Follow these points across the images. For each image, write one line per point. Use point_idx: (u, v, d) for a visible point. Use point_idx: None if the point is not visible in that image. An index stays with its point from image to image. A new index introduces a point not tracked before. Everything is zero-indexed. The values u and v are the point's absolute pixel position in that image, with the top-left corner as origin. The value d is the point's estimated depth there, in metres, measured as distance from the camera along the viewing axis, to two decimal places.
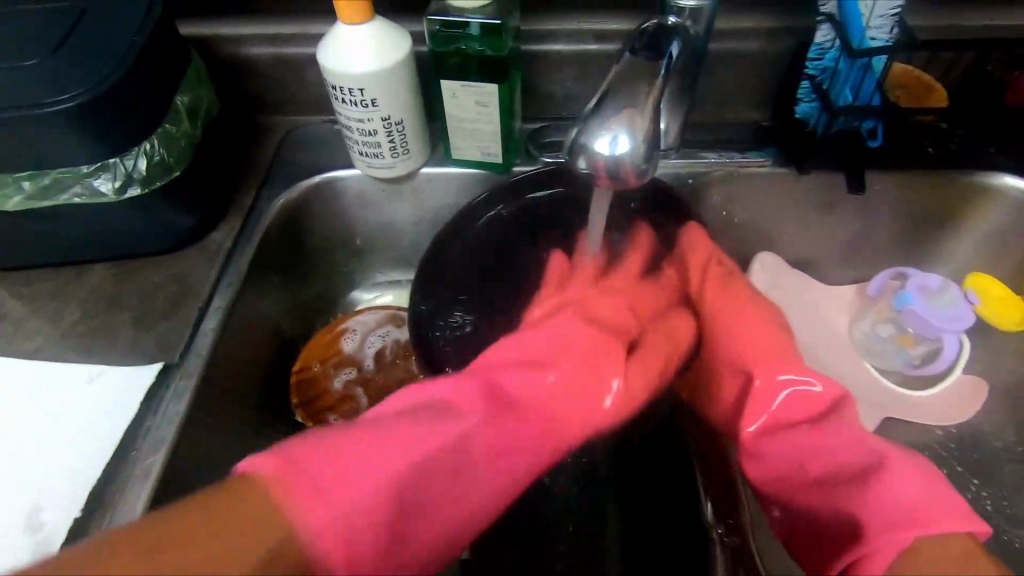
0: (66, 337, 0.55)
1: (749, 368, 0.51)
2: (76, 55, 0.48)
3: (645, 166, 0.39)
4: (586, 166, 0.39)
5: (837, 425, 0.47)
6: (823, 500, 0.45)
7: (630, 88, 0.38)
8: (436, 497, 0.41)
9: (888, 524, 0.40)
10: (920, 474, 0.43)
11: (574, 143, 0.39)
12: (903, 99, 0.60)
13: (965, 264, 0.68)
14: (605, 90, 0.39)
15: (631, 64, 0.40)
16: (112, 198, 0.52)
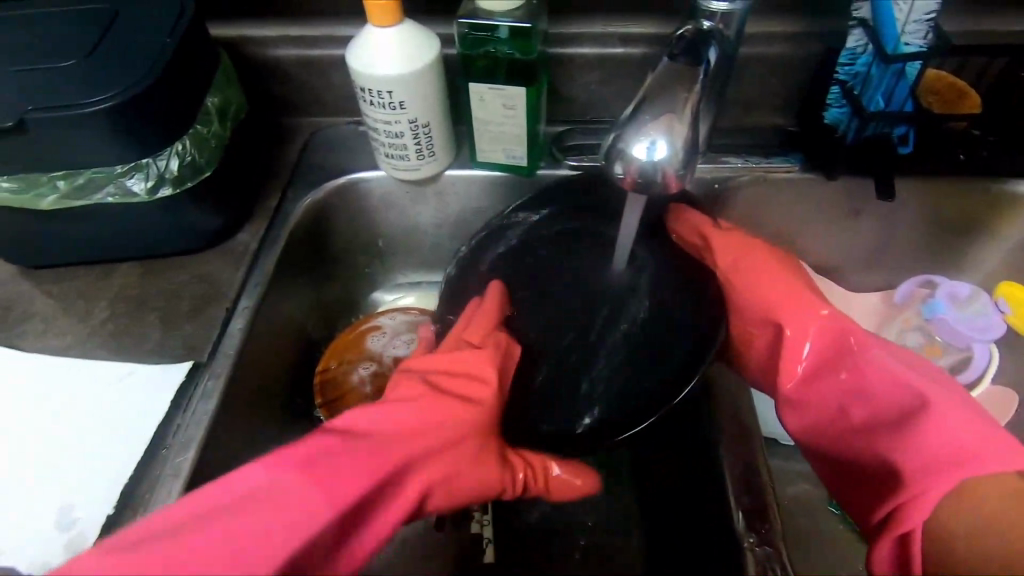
0: (95, 335, 0.55)
1: (780, 318, 0.52)
2: (111, 57, 0.49)
3: (682, 170, 0.39)
4: (622, 172, 0.39)
5: (868, 366, 0.49)
6: (862, 440, 0.47)
7: (668, 95, 0.38)
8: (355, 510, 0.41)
9: (931, 467, 0.42)
10: (964, 415, 0.44)
11: (611, 149, 0.39)
12: (937, 105, 0.59)
13: (994, 272, 0.67)
14: (643, 96, 0.39)
15: (669, 69, 0.39)
16: (144, 198, 0.52)
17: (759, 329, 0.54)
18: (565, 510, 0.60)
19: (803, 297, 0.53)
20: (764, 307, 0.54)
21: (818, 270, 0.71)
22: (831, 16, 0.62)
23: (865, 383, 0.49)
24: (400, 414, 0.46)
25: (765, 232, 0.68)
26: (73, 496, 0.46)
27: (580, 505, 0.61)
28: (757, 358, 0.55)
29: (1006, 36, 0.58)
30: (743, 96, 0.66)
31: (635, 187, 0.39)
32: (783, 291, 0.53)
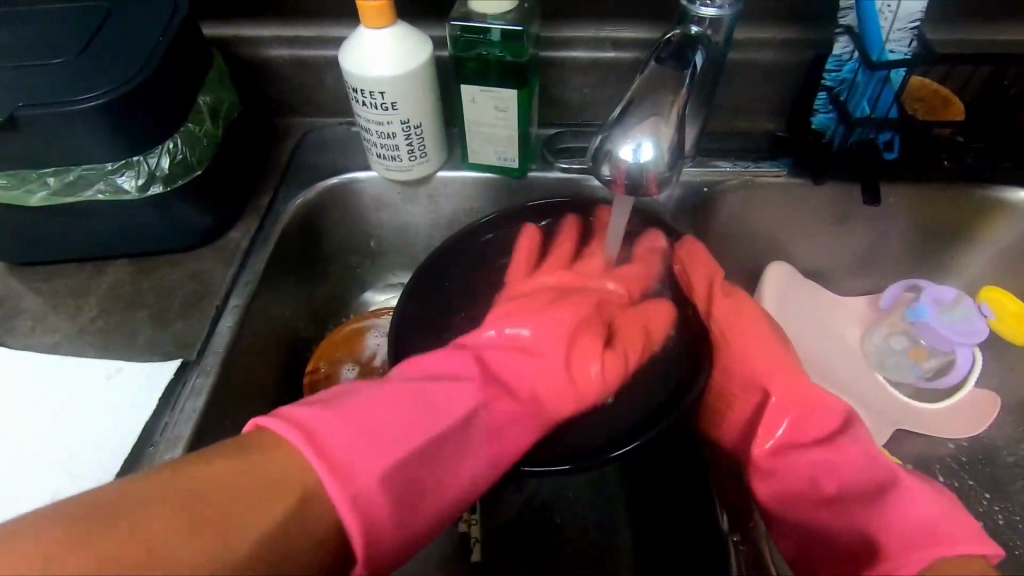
0: (85, 333, 0.55)
1: (762, 381, 0.51)
2: (104, 54, 0.49)
3: (667, 174, 0.39)
4: (610, 174, 0.39)
5: (847, 441, 0.48)
6: (831, 514, 0.46)
7: (655, 97, 0.38)
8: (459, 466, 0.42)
9: (907, 545, 0.42)
10: (934, 497, 0.44)
11: (598, 150, 0.39)
12: (921, 112, 0.59)
13: (979, 276, 0.68)
14: (630, 99, 0.39)
15: (656, 73, 0.40)
16: (135, 195, 0.52)
17: (744, 393, 0.53)
18: None
19: (776, 357, 0.52)
20: (747, 369, 0.53)
21: (806, 274, 0.72)
22: (819, 24, 0.63)
23: (839, 459, 0.47)
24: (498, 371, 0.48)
25: (754, 236, 0.69)
26: (60, 492, 0.45)
27: None
28: (735, 421, 0.54)
29: (989, 44, 0.60)
30: (733, 101, 0.67)
31: (624, 190, 0.39)
32: (762, 354, 0.53)
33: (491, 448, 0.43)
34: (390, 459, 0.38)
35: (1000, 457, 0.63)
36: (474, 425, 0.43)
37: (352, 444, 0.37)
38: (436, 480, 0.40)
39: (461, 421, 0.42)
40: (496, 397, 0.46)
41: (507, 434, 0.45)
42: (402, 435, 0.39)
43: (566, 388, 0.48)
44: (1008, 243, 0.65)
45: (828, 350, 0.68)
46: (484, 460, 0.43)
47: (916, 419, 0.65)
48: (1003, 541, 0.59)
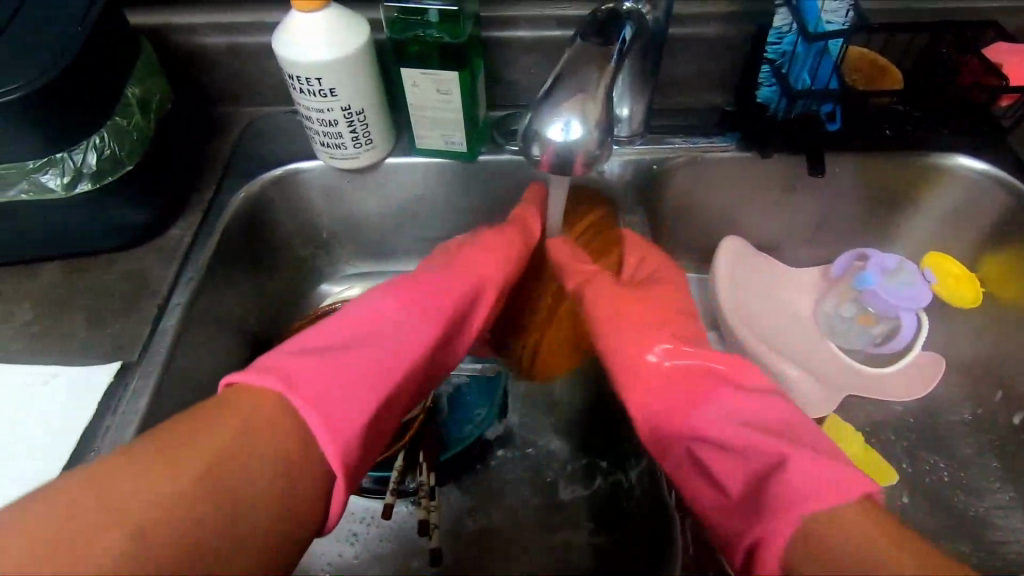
0: (17, 338, 0.53)
1: None
2: (18, 44, 0.46)
3: (597, 152, 0.38)
4: (539, 153, 0.38)
5: None
6: (741, 519, 0.45)
7: (584, 73, 0.37)
8: (404, 323, 0.51)
9: None
10: None
11: (528, 129, 0.38)
12: (861, 82, 0.60)
13: (924, 243, 0.69)
14: (557, 75, 0.37)
15: (582, 49, 0.37)
16: (62, 194, 0.50)
17: None
18: (521, 500, 0.59)
19: None
20: None
21: (758, 246, 0.72)
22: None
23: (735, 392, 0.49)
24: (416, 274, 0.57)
25: (706, 211, 0.69)
26: None
27: (531, 495, 0.60)
28: None
29: (910, 19, 0.62)
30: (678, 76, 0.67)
31: (555, 169, 0.38)
32: None
33: (427, 318, 0.52)
34: (327, 397, 0.42)
35: (946, 418, 0.65)
36: (407, 305, 0.52)
37: (304, 366, 0.43)
38: (379, 341, 0.49)
39: (394, 312, 0.51)
40: (413, 291, 0.54)
41: (425, 303, 0.53)
42: (354, 365, 0.45)
43: (471, 258, 0.59)
44: (947, 210, 0.66)
45: (781, 322, 0.70)
46: (423, 328, 0.51)
47: (862, 383, 0.66)
48: (946, 496, 0.61)
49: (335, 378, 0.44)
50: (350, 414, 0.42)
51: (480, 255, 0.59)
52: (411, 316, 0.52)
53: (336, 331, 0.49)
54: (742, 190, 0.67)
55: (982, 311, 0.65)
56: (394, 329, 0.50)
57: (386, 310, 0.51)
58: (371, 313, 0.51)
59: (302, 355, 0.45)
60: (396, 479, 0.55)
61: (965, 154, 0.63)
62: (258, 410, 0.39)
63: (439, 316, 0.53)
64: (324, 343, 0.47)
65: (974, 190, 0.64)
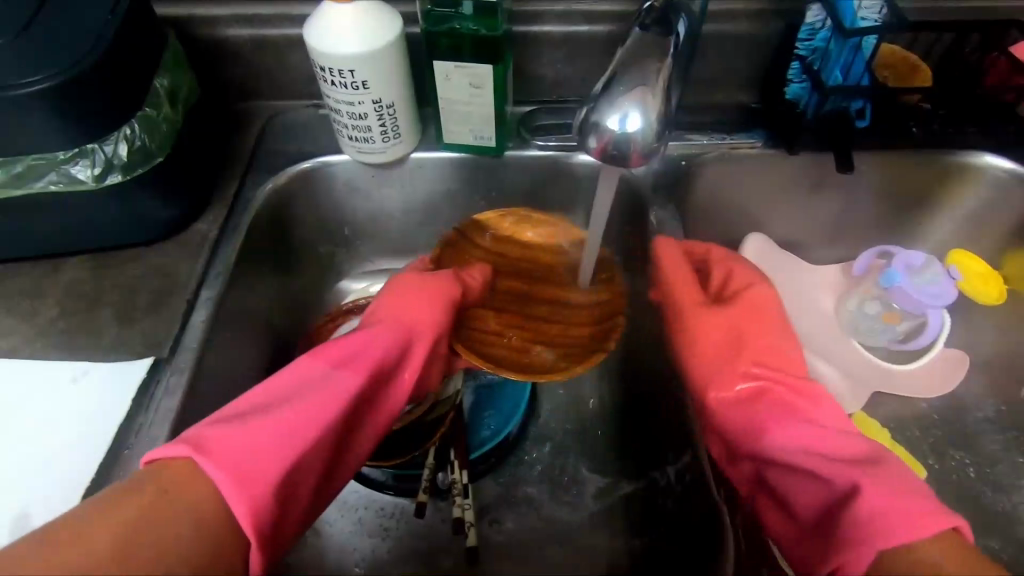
0: (45, 334, 0.52)
1: None
2: (49, 33, 0.45)
3: (650, 143, 0.44)
4: (595, 143, 0.44)
5: None
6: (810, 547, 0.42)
7: (640, 69, 0.43)
8: (335, 380, 0.46)
9: None
10: None
11: (586, 122, 0.45)
12: (891, 78, 0.61)
13: (946, 241, 0.70)
14: (613, 73, 0.44)
15: (641, 41, 0.44)
16: (91, 185, 0.49)
17: None
18: (552, 498, 0.59)
19: None
20: None
21: (781, 244, 0.72)
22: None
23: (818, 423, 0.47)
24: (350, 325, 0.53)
25: (732, 209, 0.69)
26: (28, 504, 0.43)
27: (563, 493, 0.59)
28: None
29: (938, 17, 0.62)
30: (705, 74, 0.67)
31: (610, 157, 0.44)
32: None
33: (357, 371, 0.48)
34: (249, 460, 0.38)
35: (969, 414, 0.66)
36: (334, 361, 0.48)
37: (219, 431, 0.39)
38: (301, 396, 0.44)
39: (320, 368, 0.47)
40: (339, 344, 0.50)
41: (356, 359, 0.49)
42: (272, 424, 0.41)
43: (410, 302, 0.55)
44: (970, 208, 0.66)
45: (803, 319, 0.70)
46: (352, 380, 0.47)
47: (886, 380, 0.67)
48: (972, 492, 0.61)
49: (252, 441, 0.39)
50: (269, 470, 0.39)
51: (430, 295, 0.56)
52: (337, 369, 0.47)
53: (262, 392, 0.45)
54: (768, 187, 0.67)
55: (1005, 309, 0.66)
56: (316, 383, 0.46)
57: (313, 364, 0.47)
58: (299, 370, 0.47)
59: (220, 422, 0.40)
60: (428, 476, 0.55)
61: (991, 153, 0.63)
62: (166, 484, 0.36)
63: (370, 366, 0.49)
64: (250, 403, 0.43)
65: (999, 187, 0.64)
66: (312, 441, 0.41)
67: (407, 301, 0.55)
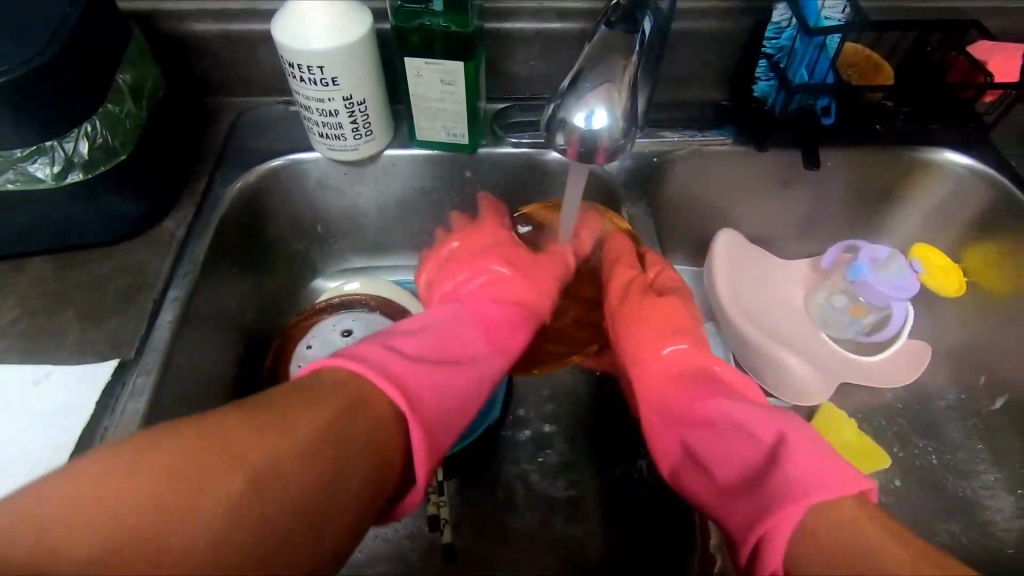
0: (5, 336, 0.50)
1: None
2: (3, 27, 0.44)
3: (618, 142, 0.44)
4: (564, 141, 0.45)
5: None
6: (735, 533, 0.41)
7: (604, 66, 0.44)
8: (480, 357, 0.53)
9: None
10: None
11: (553, 118, 0.45)
12: (855, 77, 0.63)
13: (910, 236, 0.71)
14: (580, 70, 0.44)
15: (605, 39, 0.45)
16: (51, 184, 0.48)
17: None
18: (529, 492, 0.60)
19: None
20: None
21: (752, 239, 0.73)
22: None
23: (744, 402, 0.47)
24: (485, 294, 0.59)
25: (703, 205, 0.70)
26: None
27: (539, 488, 0.60)
28: None
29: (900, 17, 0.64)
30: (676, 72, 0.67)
31: (579, 155, 0.44)
32: None
33: (499, 355, 0.55)
34: (433, 400, 0.44)
35: (932, 403, 0.68)
36: (484, 337, 0.54)
37: (396, 362, 0.44)
38: (460, 362, 0.50)
39: (479, 339, 0.54)
40: (484, 316, 0.57)
41: (498, 330, 0.56)
42: (444, 376, 0.47)
43: (536, 287, 0.61)
44: (933, 203, 0.68)
45: (772, 312, 0.71)
46: (496, 364, 0.54)
47: (854, 371, 0.68)
48: (935, 478, 0.63)
49: (429, 388, 0.44)
50: (440, 418, 0.44)
51: (534, 270, 0.62)
52: (482, 344, 0.54)
53: (433, 343, 0.50)
54: (738, 184, 0.68)
55: (966, 301, 0.68)
56: (473, 355, 0.52)
57: (464, 334, 0.53)
58: (458, 333, 0.53)
59: (414, 360, 0.46)
60: None
61: (952, 150, 0.65)
62: (349, 402, 0.38)
63: (510, 354, 0.56)
64: (421, 349, 0.48)
65: (959, 183, 0.66)
66: (468, 406, 0.47)
67: (535, 277, 0.62)
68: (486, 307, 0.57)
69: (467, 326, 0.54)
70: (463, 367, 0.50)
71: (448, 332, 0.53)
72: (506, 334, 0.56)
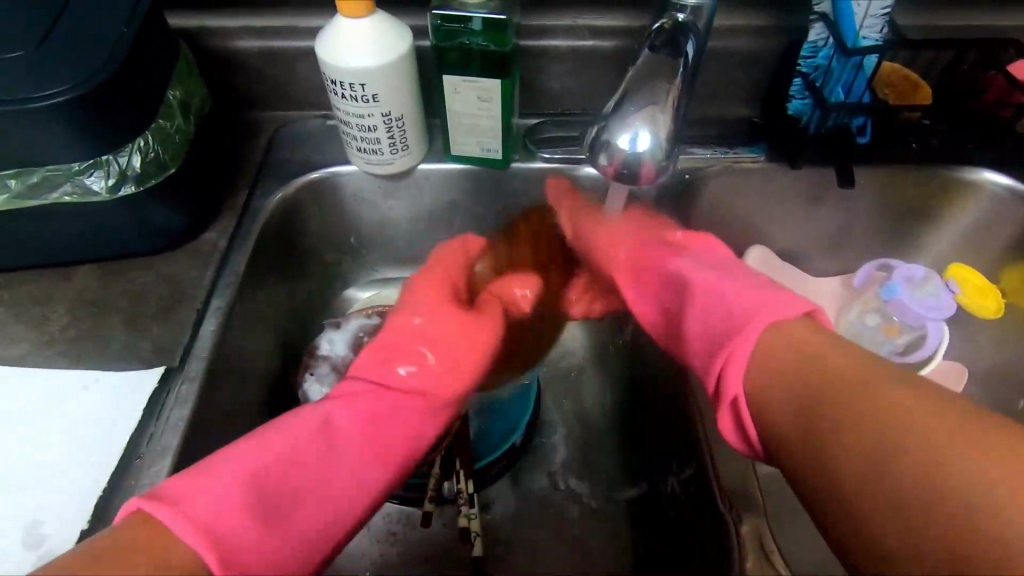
0: (56, 342, 0.52)
1: None
2: (66, 47, 0.46)
3: (663, 162, 0.48)
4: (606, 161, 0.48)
5: None
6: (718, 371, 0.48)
7: (646, 91, 0.46)
8: (340, 471, 0.44)
9: None
10: None
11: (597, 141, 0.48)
12: (891, 97, 0.62)
13: (946, 255, 0.70)
14: (624, 93, 0.46)
15: (646, 65, 0.46)
16: (105, 196, 0.50)
17: None
18: (555, 506, 0.60)
19: None
20: None
21: (783, 256, 0.73)
22: (796, 12, 0.63)
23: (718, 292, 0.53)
24: (374, 376, 0.52)
25: (734, 221, 0.70)
26: (42, 511, 0.44)
27: (566, 500, 0.60)
28: None
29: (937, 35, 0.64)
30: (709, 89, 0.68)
31: (620, 175, 0.48)
32: None
33: (372, 466, 0.46)
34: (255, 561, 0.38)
35: None
36: (353, 439, 0.46)
37: (218, 509, 0.38)
38: (308, 487, 0.43)
39: (343, 445, 0.46)
40: (362, 411, 0.48)
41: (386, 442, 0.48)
42: (268, 521, 0.40)
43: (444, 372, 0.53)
44: (970, 223, 0.67)
45: None
46: (366, 475, 0.45)
47: None
48: None
49: (251, 536, 0.38)
50: None
51: (444, 346, 0.55)
52: (352, 450, 0.46)
53: (281, 460, 0.43)
54: (770, 201, 0.68)
55: (1002, 322, 0.66)
56: (336, 469, 0.44)
57: (326, 435, 0.46)
58: (320, 433, 0.46)
59: (233, 502, 0.39)
60: (434, 486, 0.55)
61: (990, 169, 0.64)
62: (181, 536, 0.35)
63: (394, 455, 0.48)
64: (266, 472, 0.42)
65: (997, 203, 0.65)
66: (307, 555, 0.41)
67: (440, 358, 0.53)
68: (363, 399, 0.49)
69: (333, 424, 0.47)
70: (311, 495, 0.42)
71: (308, 433, 0.45)
72: (387, 433, 0.48)
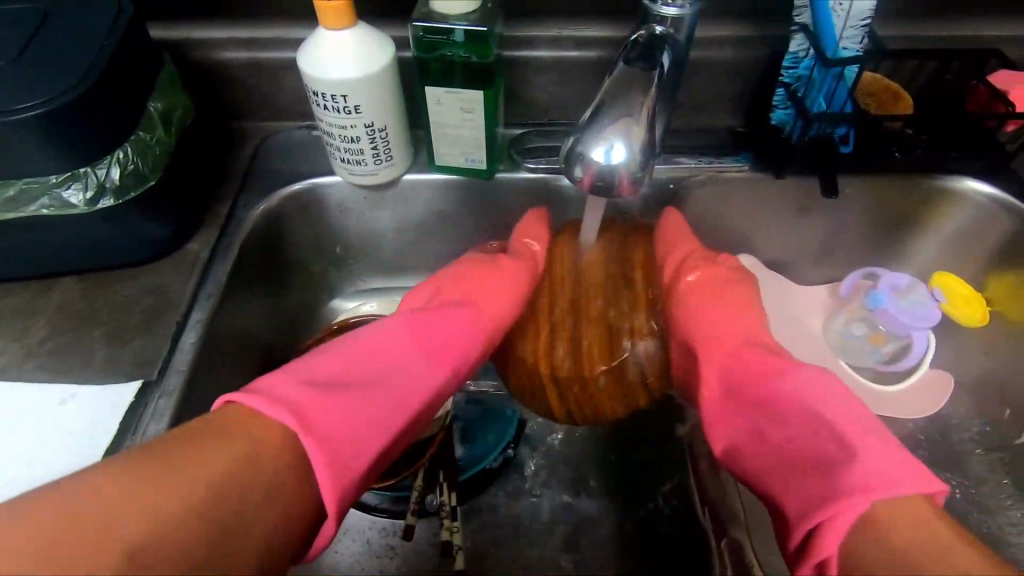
0: (35, 355, 0.52)
1: None
2: (45, 60, 0.46)
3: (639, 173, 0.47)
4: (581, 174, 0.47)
5: None
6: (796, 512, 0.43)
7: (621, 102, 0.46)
8: (398, 372, 0.52)
9: None
10: None
11: (572, 151, 0.47)
12: (873, 107, 0.62)
13: (932, 264, 0.71)
14: (601, 104, 0.46)
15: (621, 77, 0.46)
16: (83, 209, 0.50)
17: None
18: (541, 518, 0.59)
19: None
20: None
21: (770, 265, 0.73)
22: (779, 23, 0.63)
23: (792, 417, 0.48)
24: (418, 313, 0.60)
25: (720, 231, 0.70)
26: None
27: (552, 513, 0.60)
28: None
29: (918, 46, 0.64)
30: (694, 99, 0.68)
31: (594, 187, 0.47)
32: None
33: (426, 365, 0.54)
34: (335, 429, 0.44)
35: (956, 435, 0.66)
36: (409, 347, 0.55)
37: (297, 391, 0.45)
38: (373, 382, 0.50)
39: (399, 354, 0.54)
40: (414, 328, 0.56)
41: (439, 351, 0.56)
42: (344, 403, 0.46)
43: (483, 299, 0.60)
44: (954, 232, 0.68)
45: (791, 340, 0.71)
46: (422, 372, 0.53)
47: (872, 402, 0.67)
48: (960, 512, 0.62)
49: (326, 414, 0.44)
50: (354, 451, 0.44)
51: (472, 291, 0.61)
52: (408, 356, 0.54)
53: (346, 366, 0.50)
54: (755, 210, 0.68)
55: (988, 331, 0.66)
56: (396, 369, 0.52)
57: (385, 346, 0.54)
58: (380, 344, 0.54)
59: (311, 395, 0.45)
60: (417, 497, 0.55)
61: (975, 178, 0.65)
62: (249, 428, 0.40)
63: (449, 357, 0.56)
64: (332, 377, 0.49)
65: (982, 212, 0.65)
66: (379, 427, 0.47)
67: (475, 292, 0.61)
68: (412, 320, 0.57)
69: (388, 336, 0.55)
70: (378, 388, 0.50)
71: (368, 347, 0.53)
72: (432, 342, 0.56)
